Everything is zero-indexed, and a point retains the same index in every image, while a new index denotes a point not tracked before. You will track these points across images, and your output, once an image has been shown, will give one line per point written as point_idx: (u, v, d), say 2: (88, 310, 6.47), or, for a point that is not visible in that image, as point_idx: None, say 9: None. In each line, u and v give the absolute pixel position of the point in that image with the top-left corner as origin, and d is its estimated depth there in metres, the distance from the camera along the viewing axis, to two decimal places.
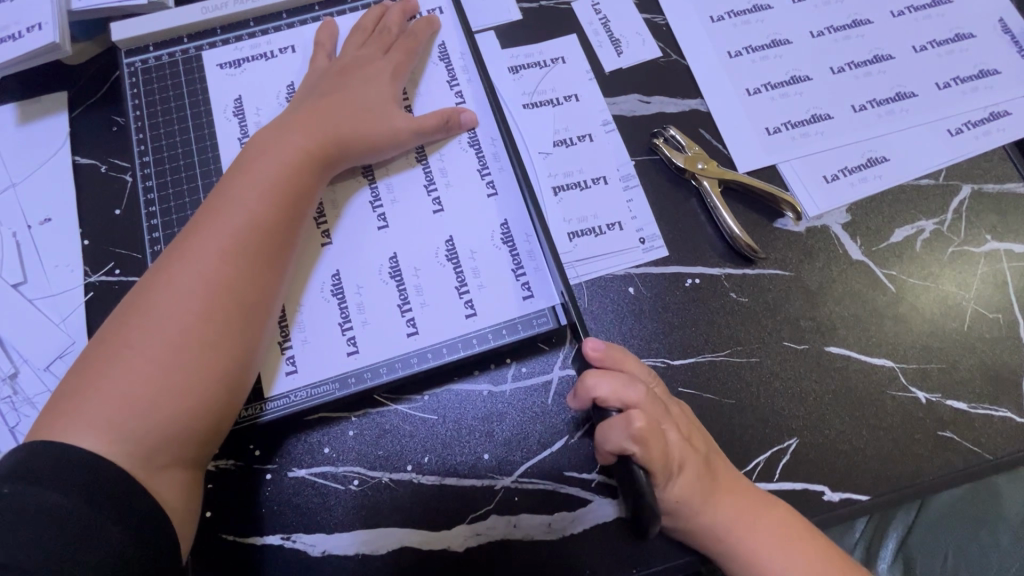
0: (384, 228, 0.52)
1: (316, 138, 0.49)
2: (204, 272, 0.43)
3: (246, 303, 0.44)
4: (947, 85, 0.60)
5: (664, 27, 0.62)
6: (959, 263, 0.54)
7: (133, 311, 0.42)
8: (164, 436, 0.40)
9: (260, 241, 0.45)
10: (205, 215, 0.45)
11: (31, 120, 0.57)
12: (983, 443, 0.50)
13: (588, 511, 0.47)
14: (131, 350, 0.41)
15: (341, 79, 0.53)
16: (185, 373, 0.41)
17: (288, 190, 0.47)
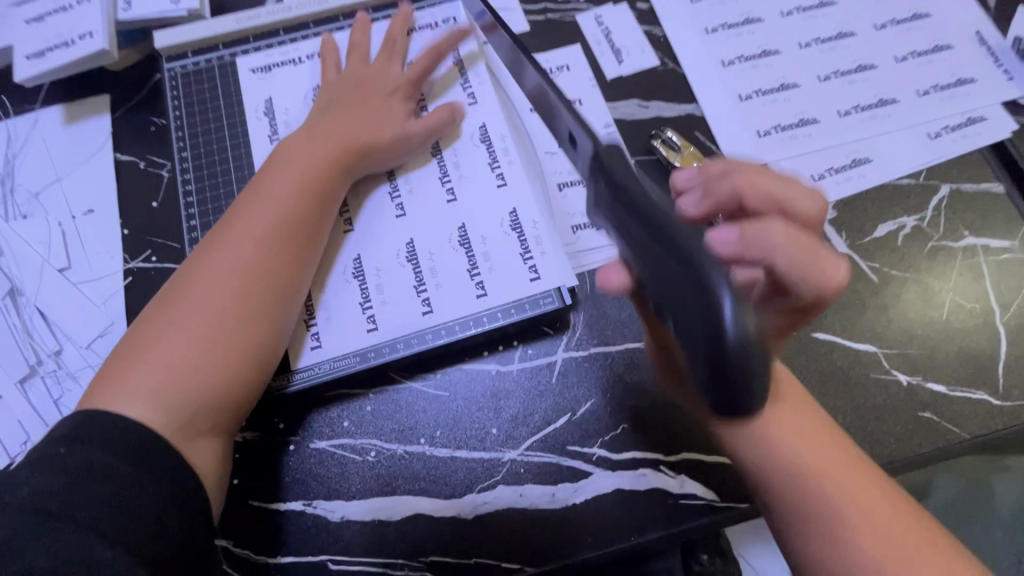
0: (401, 215, 0.56)
1: (343, 144, 0.54)
2: (238, 259, 0.47)
3: (276, 289, 0.48)
4: (927, 92, 0.64)
5: (662, 38, 0.67)
6: (938, 256, 0.58)
7: (175, 294, 0.46)
8: (202, 406, 0.44)
9: (290, 233, 0.49)
10: (239, 209, 0.50)
11: (76, 120, 0.62)
12: (961, 423, 0.53)
13: (589, 482, 0.51)
14: (173, 327, 0.45)
15: (366, 90, 0.57)
16: (221, 350, 0.45)
17: (315, 188, 0.51)
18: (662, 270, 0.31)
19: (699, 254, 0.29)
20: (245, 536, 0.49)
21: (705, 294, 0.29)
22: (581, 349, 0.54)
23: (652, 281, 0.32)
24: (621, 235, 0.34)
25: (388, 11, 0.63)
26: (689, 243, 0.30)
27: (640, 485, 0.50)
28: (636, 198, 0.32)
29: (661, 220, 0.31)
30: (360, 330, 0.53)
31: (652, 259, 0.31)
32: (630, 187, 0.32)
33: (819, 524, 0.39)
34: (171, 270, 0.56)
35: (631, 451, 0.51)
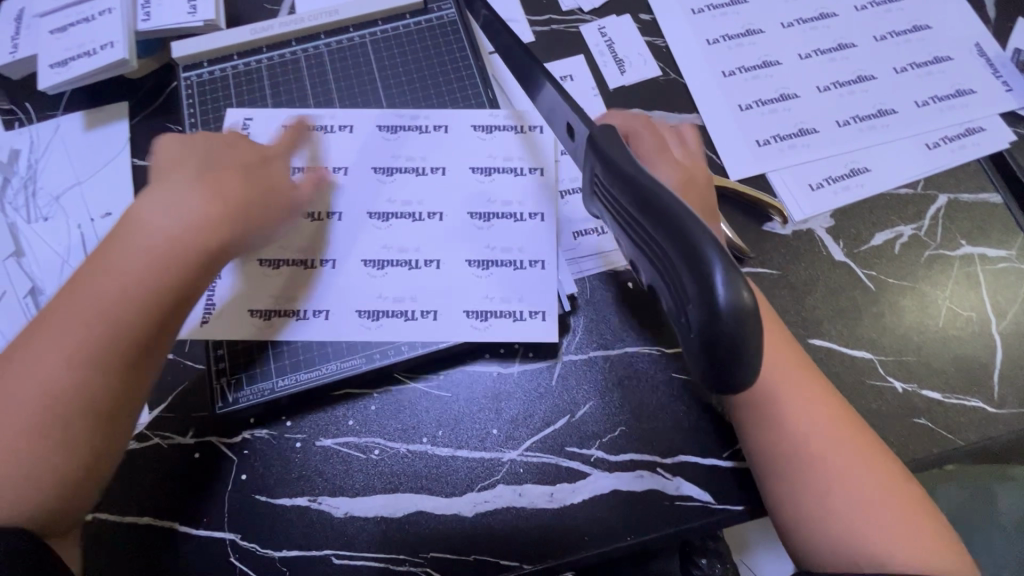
0: (431, 215, 0.58)
1: (200, 219, 0.47)
2: (64, 358, 0.42)
3: (101, 385, 0.43)
4: (925, 103, 0.65)
5: (664, 48, 0.68)
6: (935, 265, 0.59)
7: (4, 372, 0.43)
8: (19, 509, 0.41)
9: (120, 322, 0.44)
10: (86, 276, 0.45)
11: (96, 126, 0.65)
12: (956, 430, 0.53)
13: (587, 483, 0.52)
14: (10, 410, 0.41)
15: (229, 161, 0.53)
16: (32, 450, 0.41)
17: (150, 276, 0.45)
18: (656, 243, 0.31)
19: (689, 227, 0.28)
20: (253, 530, 0.51)
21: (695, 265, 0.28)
22: (580, 352, 0.56)
23: (653, 260, 0.32)
24: (622, 214, 0.34)
25: (396, 23, 0.65)
26: (675, 212, 0.29)
27: (637, 486, 0.52)
28: (631, 177, 0.33)
29: (650, 196, 0.31)
30: (443, 329, 0.54)
31: (647, 235, 0.32)
32: (623, 166, 0.33)
33: (795, 443, 0.48)
34: None
35: (629, 453, 0.52)
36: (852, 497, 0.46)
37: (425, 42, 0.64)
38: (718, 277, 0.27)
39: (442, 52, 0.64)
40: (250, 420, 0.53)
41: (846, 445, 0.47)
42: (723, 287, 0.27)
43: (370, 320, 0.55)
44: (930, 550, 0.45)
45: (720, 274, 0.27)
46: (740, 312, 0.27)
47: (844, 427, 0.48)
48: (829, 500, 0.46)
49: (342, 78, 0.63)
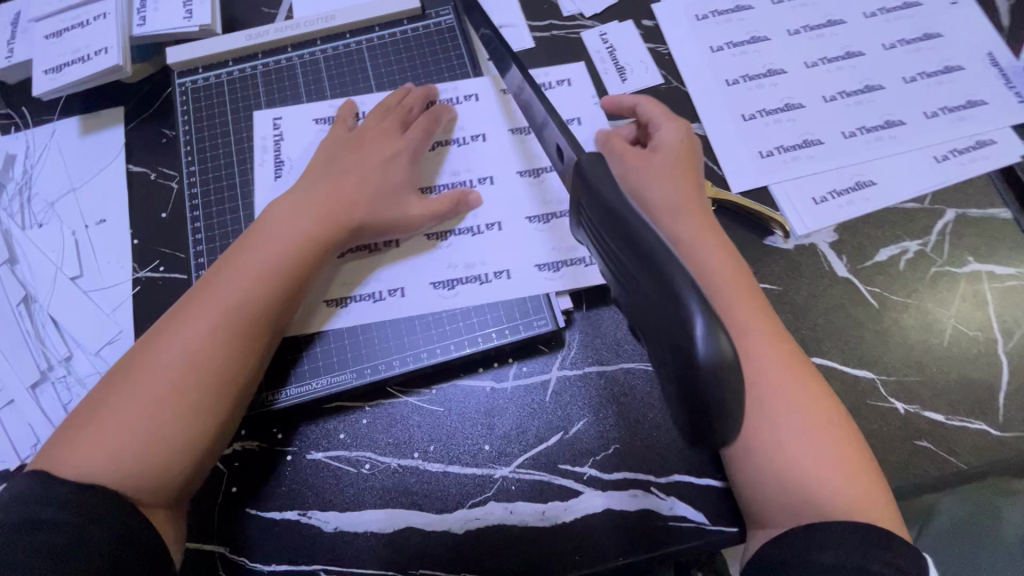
0: (481, 181, 0.59)
1: (325, 217, 0.53)
2: (190, 343, 0.47)
3: (230, 370, 0.48)
4: (935, 114, 0.63)
5: (666, 56, 0.67)
6: (940, 282, 0.57)
7: (148, 354, 0.47)
8: (146, 478, 0.44)
9: (252, 314, 0.49)
10: (223, 270, 0.51)
11: (91, 131, 0.64)
12: (959, 453, 0.52)
13: (579, 501, 0.51)
14: (141, 386, 0.46)
15: (349, 161, 0.56)
16: (166, 423, 0.45)
17: (285, 273, 0.51)
18: (640, 282, 0.31)
19: (670, 271, 0.28)
20: (242, 543, 0.51)
21: (676, 311, 0.28)
22: (575, 368, 0.55)
23: (635, 296, 0.32)
24: (608, 245, 0.34)
25: (394, 29, 0.64)
26: (658, 255, 0.29)
27: (629, 505, 0.51)
28: (616, 210, 0.32)
29: (634, 234, 0.30)
30: (518, 286, 0.56)
31: (631, 272, 0.31)
32: (610, 199, 0.33)
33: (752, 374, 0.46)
34: (177, 280, 0.58)
35: (622, 471, 0.52)
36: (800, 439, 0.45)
37: (422, 48, 0.63)
38: (697, 325, 0.27)
39: (438, 59, 0.63)
40: (241, 432, 0.53)
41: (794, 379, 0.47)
42: (703, 335, 0.27)
43: (364, 330, 0.55)
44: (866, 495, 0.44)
45: (699, 321, 0.27)
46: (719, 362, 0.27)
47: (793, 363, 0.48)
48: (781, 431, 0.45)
49: (337, 84, 0.62)
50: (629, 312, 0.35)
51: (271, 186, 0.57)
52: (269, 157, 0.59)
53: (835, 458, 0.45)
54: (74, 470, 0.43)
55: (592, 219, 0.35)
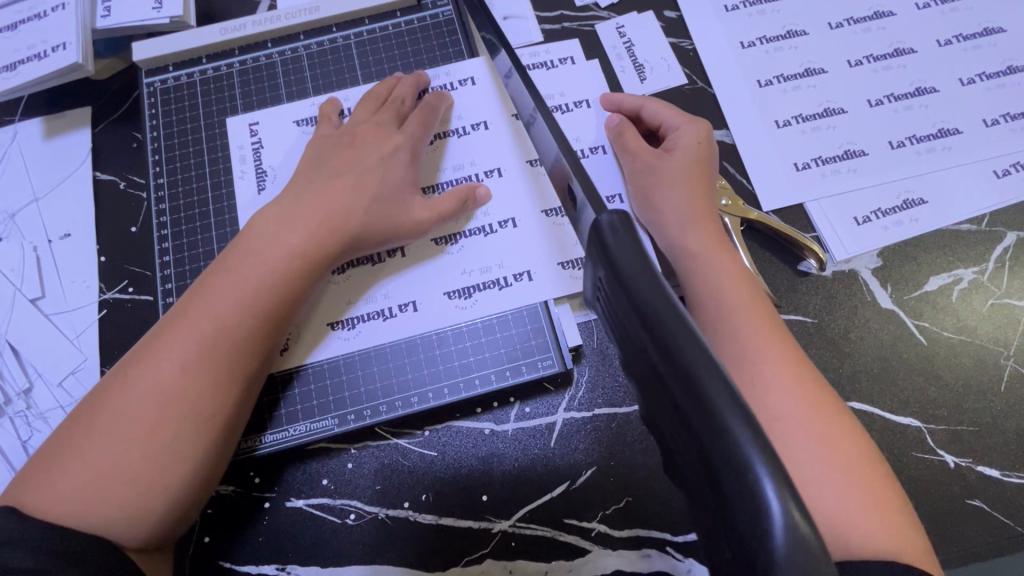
0: (488, 174, 0.52)
1: (320, 229, 0.45)
2: (175, 369, 0.41)
3: (213, 408, 0.41)
4: (995, 122, 0.56)
5: (691, 52, 0.60)
6: (999, 316, 0.51)
7: (119, 385, 0.41)
8: (125, 527, 0.38)
9: (238, 343, 0.42)
10: (204, 290, 0.44)
11: (55, 134, 0.58)
12: (1016, 515, 0.46)
13: (586, 561, 0.46)
14: (120, 417, 0.40)
15: (341, 157, 0.49)
16: (144, 466, 0.39)
17: (274, 294, 0.44)
18: (686, 419, 0.23)
19: (730, 424, 0.21)
20: None
21: (737, 477, 0.21)
22: (584, 409, 0.49)
23: (678, 429, 0.25)
24: (638, 352, 0.27)
25: (386, 21, 0.57)
26: (712, 397, 0.21)
27: (642, 566, 0.46)
28: (652, 316, 0.24)
29: (678, 355, 0.23)
30: (542, 288, 0.50)
31: (673, 403, 0.24)
32: (639, 281, 0.25)
33: (762, 393, 0.41)
34: (147, 303, 0.53)
35: (634, 529, 0.46)
36: (814, 473, 0.39)
37: (417, 44, 0.57)
38: (772, 508, 0.20)
39: (434, 55, 0.56)
40: None
41: (809, 408, 0.41)
42: (781, 522, 0.20)
43: (347, 368, 0.49)
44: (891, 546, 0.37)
45: (774, 501, 0.20)
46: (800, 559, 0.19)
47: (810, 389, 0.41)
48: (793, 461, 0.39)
49: (322, 84, 0.55)
50: (663, 429, 0.28)
51: (254, 200, 0.51)
52: (249, 167, 0.52)
53: (857, 499, 0.38)
54: (42, 510, 0.37)
55: (619, 310, 0.28)
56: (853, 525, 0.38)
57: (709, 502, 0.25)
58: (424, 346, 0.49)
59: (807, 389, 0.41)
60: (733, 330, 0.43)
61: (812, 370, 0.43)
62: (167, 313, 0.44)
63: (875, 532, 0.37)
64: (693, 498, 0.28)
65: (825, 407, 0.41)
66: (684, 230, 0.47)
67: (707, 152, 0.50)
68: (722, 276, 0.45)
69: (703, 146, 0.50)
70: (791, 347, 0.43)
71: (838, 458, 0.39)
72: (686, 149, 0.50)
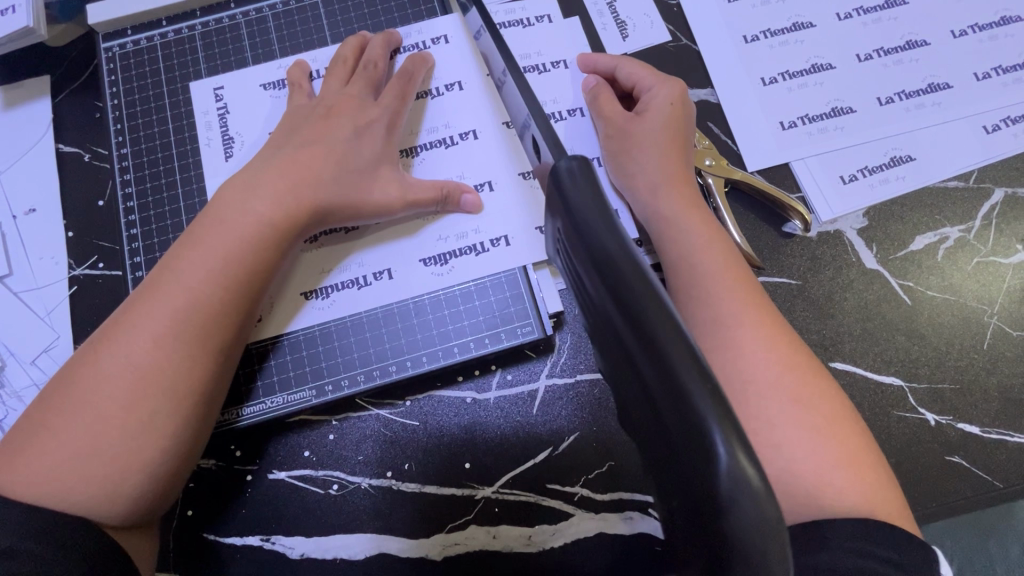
0: (464, 136, 0.51)
1: (290, 197, 0.44)
2: (145, 346, 0.39)
3: (188, 384, 0.40)
4: (986, 76, 0.54)
5: (674, 8, 0.58)
6: (984, 274, 0.50)
7: (89, 363, 0.40)
8: (104, 505, 0.38)
9: (211, 317, 0.41)
10: (172, 264, 0.42)
11: (13, 105, 0.56)
12: (994, 470, 0.46)
13: (570, 524, 0.46)
14: (92, 396, 0.39)
15: (313, 124, 0.47)
16: (121, 443, 0.38)
17: (245, 267, 0.42)
18: (642, 374, 0.23)
19: (685, 379, 0.20)
20: (200, 573, 0.46)
21: (691, 431, 0.20)
22: (566, 376, 0.49)
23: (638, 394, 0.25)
24: (600, 311, 0.26)
25: None
26: (668, 350, 0.21)
27: (624, 528, 0.46)
28: (613, 270, 0.23)
29: (637, 311, 0.22)
30: (520, 254, 0.48)
31: (633, 360, 0.23)
32: (602, 240, 0.24)
33: (740, 357, 0.40)
34: (119, 279, 0.52)
35: (617, 492, 0.46)
36: (791, 434, 0.39)
37: (388, 3, 0.54)
38: (718, 453, 0.19)
39: (406, 14, 0.54)
40: None
41: (788, 372, 0.40)
42: (727, 466, 0.19)
43: (322, 337, 0.48)
44: (871, 501, 0.37)
45: (722, 451, 0.19)
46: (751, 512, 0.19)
47: (788, 353, 0.41)
48: (770, 423, 0.39)
49: (289, 46, 0.53)
50: (626, 391, 0.27)
51: (222, 168, 0.50)
52: (215, 134, 0.50)
53: (835, 458, 0.38)
54: (19, 491, 0.36)
55: (583, 270, 0.27)
56: (830, 483, 0.37)
57: (666, 460, 0.25)
58: (401, 315, 0.48)
59: (782, 352, 0.41)
60: (706, 292, 0.42)
61: (791, 335, 0.42)
62: (136, 289, 0.43)
63: (848, 487, 0.38)
64: (654, 461, 0.28)
65: (801, 367, 0.41)
66: (657, 193, 0.46)
67: (684, 112, 0.49)
68: (696, 237, 0.44)
69: (680, 107, 0.49)
70: (768, 309, 0.43)
71: (816, 419, 0.39)
72: (662, 108, 0.48)
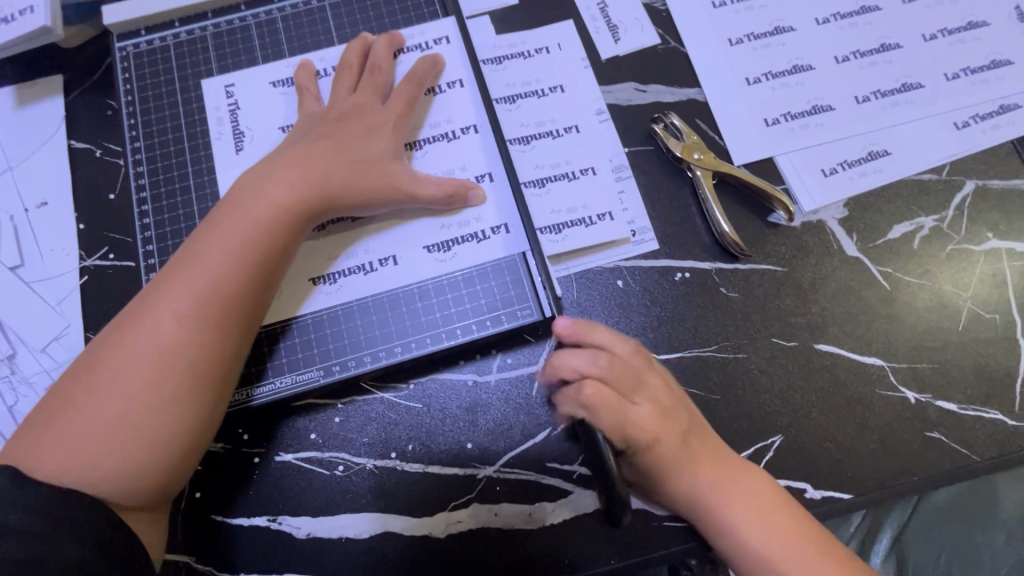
0: (465, 131, 0.53)
1: (303, 188, 0.46)
2: (166, 330, 0.41)
3: (208, 367, 0.41)
4: (956, 76, 0.58)
5: (664, 13, 0.61)
6: (958, 261, 0.53)
7: (113, 346, 0.41)
8: (125, 484, 0.39)
9: (229, 302, 0.43)
10: (191, 250, 0.44)
11: (26, 102, 0.58)
12: (971, 445, 0.49)
13: (567, 502, 0.48)
14: (115, 377, 0.40)
15: (322, 121, 0.50)
16: (143, 424, 0.40)
17: (262, 254, 0.44)
18: None
19: None
20: (207, 554, 0.47)
21: None
22: None
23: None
24: None
25: None
26: None
27: None
28: None
29: None
30: (519, 241, 0.51)
31: None
32: None
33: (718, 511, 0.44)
34: (129, 269, 0.53)
35: None
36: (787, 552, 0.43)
37: (392, 6, 0.57)
38: None
39: (410, 16, 0.56)
40: None
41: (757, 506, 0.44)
42: None
43: (329, 320, 0.50)
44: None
45: None
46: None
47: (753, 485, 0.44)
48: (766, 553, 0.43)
49: (298, 45, 0.55)
50: None
51: (233, 160, 0.52)
52: (226, 129, 0.53)
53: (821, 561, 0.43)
54: (44, 471, 0.38)
55: None
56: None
57: None
58: (407, 299, 0.50)
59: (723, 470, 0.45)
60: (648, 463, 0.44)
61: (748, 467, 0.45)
62: (156, 275, 0.44)
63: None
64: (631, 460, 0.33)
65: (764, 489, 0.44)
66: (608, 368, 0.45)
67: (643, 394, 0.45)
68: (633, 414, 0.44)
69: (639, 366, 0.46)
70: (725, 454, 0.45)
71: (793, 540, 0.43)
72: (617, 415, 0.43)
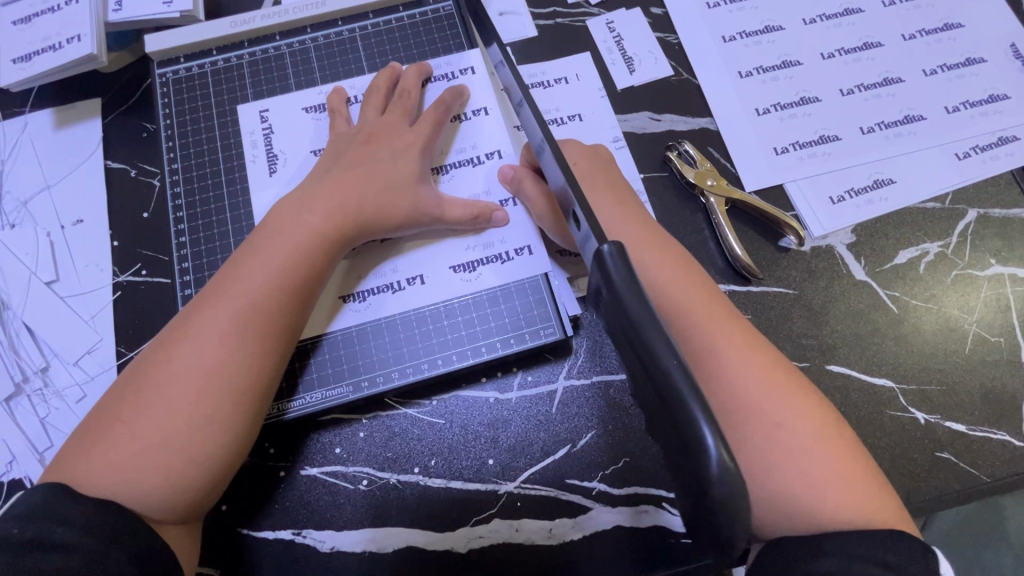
0: (489, 156, 0.55)
1: (338, 210, 0.48)
2: (209, 348, 0.42)
3: (246, 384, 0.43)
4: (956, 109, 0.60)
5: (676, 46, 0.64)
6: (962, 286, 0.55)
7: (157, 364, 0.42)
8: (165, 500, 0.40)
9: (269, 321, 0.44)
10: (232, 273, 0.46)
11: (66, 124, 0.60)
12: (980, 465, 0.50)
13: (586, 518, 0.49)
14: (159, 394, 0.41)
15: (355, 145, 0.52)
16: (183, 440, 0.41)
17: (300, 275, 0.46)
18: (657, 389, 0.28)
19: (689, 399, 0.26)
20: (233, 567, 0.48)
21: (687, 434, 0.27)
22: (583, 377, 0.52)
23: (626, 367, 0.32)
24: (621, 343, 0.31)
25: (390, 16, 0.60)
26: (673, 376, 0.27)
27: (639, 521, 0.48)
28: (635, 327, 0.29)
29: (650, 347, 0.28)
30: (541, 263, 0.53)
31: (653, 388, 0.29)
32: (625, 293, 0.30)
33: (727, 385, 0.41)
34: (161, 285, 0.55)
35: (631, 487, 0.49)
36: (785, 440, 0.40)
37: (419, 38, 0.60)
38: (710, 450, 0.26)
39: (437, 48, 0.59)
40: None
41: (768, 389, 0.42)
42: (716, 457, 0.26)
43: (358, 335, 0.52)
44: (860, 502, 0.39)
45: (712, 445, 0.26)
46: (733, 485, 0.26)
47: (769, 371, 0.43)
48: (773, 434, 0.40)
49: (330, 74, 0.58)
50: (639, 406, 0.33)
51: (266, 182, 0.54)
52: (260, 151, 0.55)
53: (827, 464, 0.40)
54: (90, 486, 0.39)
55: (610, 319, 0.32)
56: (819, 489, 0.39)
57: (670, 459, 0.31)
58: (433, 317, 0.52)
59: (775, 376, 0.42)
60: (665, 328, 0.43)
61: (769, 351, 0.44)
62: (197, 295, 0.46)
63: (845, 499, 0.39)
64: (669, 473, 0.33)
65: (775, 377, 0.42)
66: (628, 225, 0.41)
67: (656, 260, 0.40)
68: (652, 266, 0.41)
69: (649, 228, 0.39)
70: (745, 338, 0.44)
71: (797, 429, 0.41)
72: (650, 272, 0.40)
